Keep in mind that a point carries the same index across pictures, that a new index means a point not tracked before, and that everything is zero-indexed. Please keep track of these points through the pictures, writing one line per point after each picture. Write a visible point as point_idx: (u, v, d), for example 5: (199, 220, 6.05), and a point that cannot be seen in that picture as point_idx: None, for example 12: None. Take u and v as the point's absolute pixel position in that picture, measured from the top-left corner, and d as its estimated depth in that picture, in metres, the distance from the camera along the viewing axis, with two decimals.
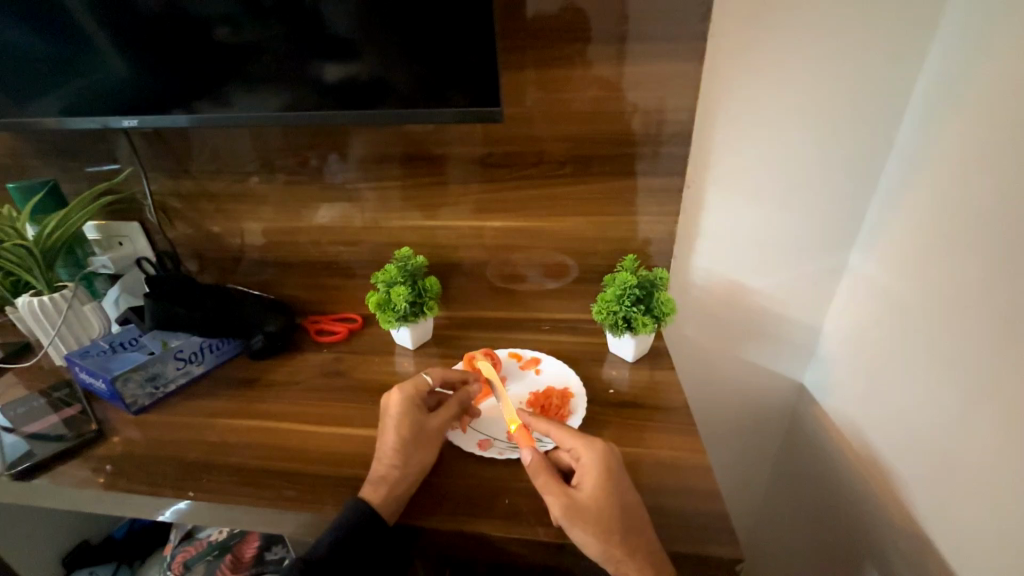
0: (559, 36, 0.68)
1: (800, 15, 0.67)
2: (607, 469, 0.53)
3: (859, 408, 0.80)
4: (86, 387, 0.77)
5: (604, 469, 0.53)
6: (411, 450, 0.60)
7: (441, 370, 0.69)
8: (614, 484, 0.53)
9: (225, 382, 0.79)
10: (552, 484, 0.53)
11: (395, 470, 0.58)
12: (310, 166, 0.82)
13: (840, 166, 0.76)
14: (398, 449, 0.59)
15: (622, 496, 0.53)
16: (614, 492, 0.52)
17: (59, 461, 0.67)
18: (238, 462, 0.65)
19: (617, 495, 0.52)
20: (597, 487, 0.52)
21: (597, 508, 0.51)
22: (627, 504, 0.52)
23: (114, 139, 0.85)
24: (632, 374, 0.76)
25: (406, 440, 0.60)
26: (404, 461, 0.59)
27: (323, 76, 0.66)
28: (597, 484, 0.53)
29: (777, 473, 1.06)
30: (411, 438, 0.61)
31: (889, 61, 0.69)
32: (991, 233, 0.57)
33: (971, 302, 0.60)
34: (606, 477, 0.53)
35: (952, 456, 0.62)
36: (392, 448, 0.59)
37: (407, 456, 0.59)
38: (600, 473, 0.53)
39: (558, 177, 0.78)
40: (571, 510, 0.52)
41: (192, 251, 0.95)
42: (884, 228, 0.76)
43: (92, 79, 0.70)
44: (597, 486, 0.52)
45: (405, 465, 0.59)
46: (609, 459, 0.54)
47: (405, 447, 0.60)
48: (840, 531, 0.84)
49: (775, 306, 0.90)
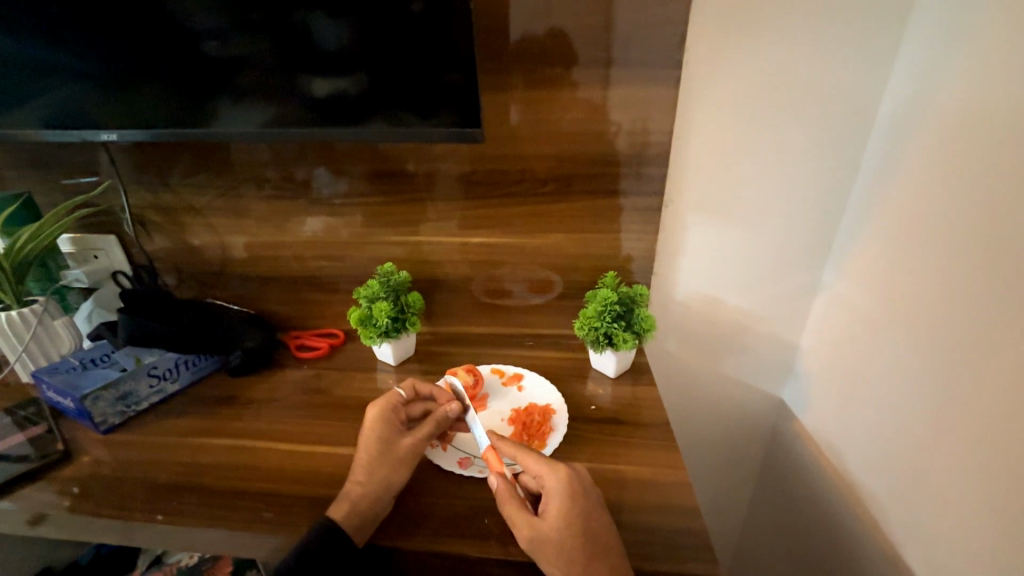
0: (546, 59, 0.70)
1: (776, 42, 0.70)
2: (571, 494, 0.53)
3: (839, 422, 0.80)
4: (54, 406, 0.75)
5: (569, 494, 0.53)
6: (375, 467, 0.59)
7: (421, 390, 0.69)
8: (580, 509, 0.52)
9: (200, 399, 0.78)
10: (518, 512, 0.53)
11: (359, 486, 0.58)
12: (295, 181, 0.82)
13: (814, 185, 0.79)
14: (362, 464, 0.60)
15: (589, 522, 0.52)
16: (579, 518, 0.52)
17: (21, 483, 0.64)
18: (210, 484, 0.63)
19: (583, 521, 0.52)
20: (561, 513, 0.52)
21: (562, 537, 0.51)
22: (593, 531, 0.51)
23: (94, 151, 0.84)
24: (615, 391, 0.77)
25: (372, 456, 0.60)
26: (367, 478, 0.58)
27: (311, 91, 0.66)
28: (562, 509, 0.52)
29: (760, 489, 1.06)
30: (379, 455, 0.60)
31: (857, 85, 0.72)
32: (965, 249, 0.59)
33: (944, 320, 0.61)
34: (571, 503, 0.52)
35: (928, 471, 0.63)
36: (359, 464, 0.60)
37: (370, 473, 0.59)
38: (566, 498, 0.53)
39: (541, 195, 0.79)
40: (538, 539, 0.51)
41: (171, 265, 0.93)
42: (856, 249, 0.78)
43: (73, 91, 0.70)
44: (560, 512, 0.52)
45: (367, 482, 0.58)
46: (573, 483, 0.54)
47: (369, 463, 0.60)
48: (819, 548, 0.85)
49: (753, 322, 0.91)
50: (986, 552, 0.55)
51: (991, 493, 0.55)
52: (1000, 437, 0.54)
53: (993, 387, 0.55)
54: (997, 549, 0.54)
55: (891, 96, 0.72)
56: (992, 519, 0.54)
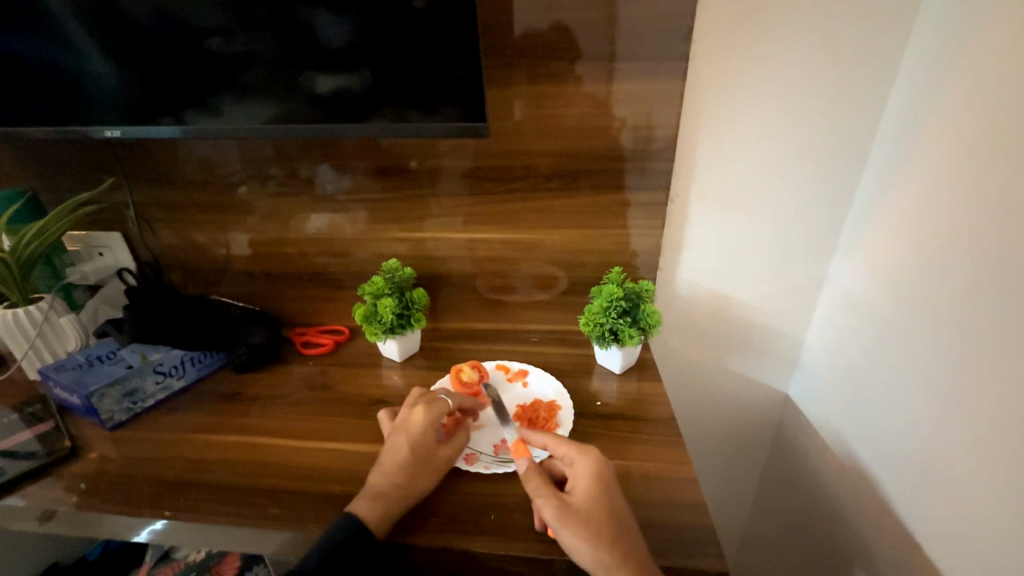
0: (549, 54, 0.69)
1: (782, 34, 0.70)
2: (601, 476, 0.55)
3: (845, 417, 0.80)
4: (61, 402, 0.75)
5: (599, 475, 0.55)
6: (415, 470, 0.59)
7: (461, 395, 0.68)
8: (608, 491, 0.54)
9: (206, 396, 0.78)
10: (544, 487, 0.54)
11: (398, 488, 0.57)
12: (299, 178, 0.82)
13: (820, 178, 0.78)
14: (404, 466, 0.58)
15: (615, 503, 0.53)
16: (608, 498, 0.53)
17: (28, 479, 0.64)
18: (218, 480, 0.63)
19: (610, 501, 0.53)
20: (591, 494, 0.53)
21: (591, 515, 0.52)
22: (620, 512, 0.53)
23: (99, 149, 0.84)
24: (621, 386, 0.76)
25: (415, 458, 0.59)
26: (406, 481, 0.58)
27: (314, 87, 0.66)
28: (591, 490, 0.54)
29: (765, 486, 1.06)
30: (420, 460, 0.60)
31: (865, 77, 0.71)
32: (971, 243, 0.58)
33: (949, 315, 0.61)
34: (598, 482, 0.54)
35: (933, 467, 0.63)
36: (399, 465, 0.59)
37: (410, 476, 0.58)
38: (596, 480, 0.54)
39: (546, 190, 0.79)
40: (563, 512, 0.52)
41: (175, 261, 0.93)
42: (862, 243, 0.78)
43: (77, 88, 0.70)
44: (589, 492, 0.53)
45: (407, 484, 0.57)
46: (601, 466, 0.56)
47: (410, 465, 0.59)
48: (825, 542, 0.85)
49: (760, 317, 0.91)
50: (992, 547, 0.55)
51: (999, 489, 0.54)
52: (1007, 433, 0.53)
53: (998, 382, 0.55)
54: (1002, 545, 0.53)
55: (899, 88, 0.71)
56: (999, 515, 0.54)
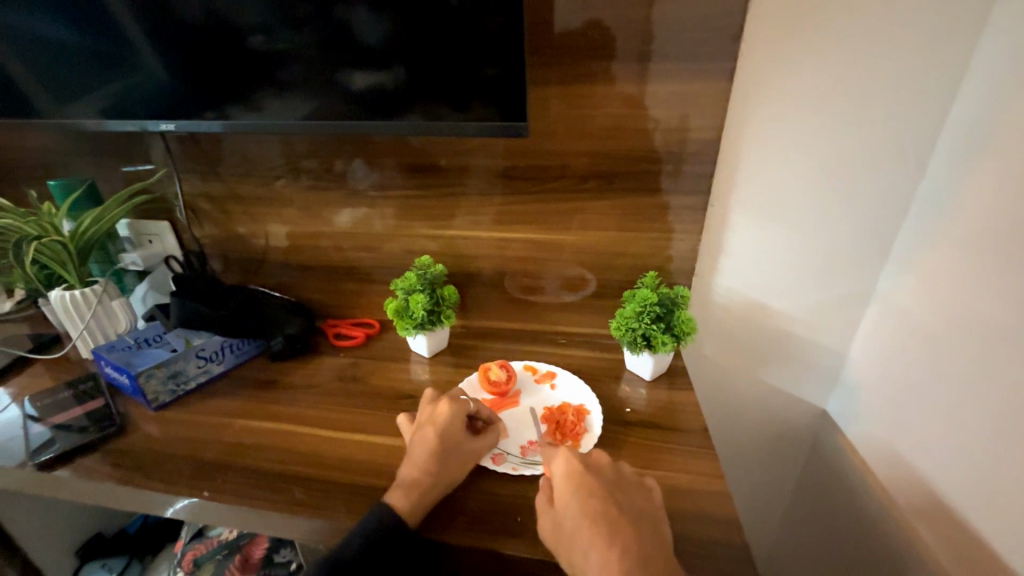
0: (587, 53, 0.68)
1: (832, 34, 0.66)
2: (569, 476, 0.53)
3: (886, 435, 0.77)
4: (111, 381, 0.79)
5: (569, 476, 0.53)
6: (446, 459, 0.59)
7: (481, 401, 0.68)
8: (577, 491, 0.52)
9: (243, 382, 0.80)
10: (540, 506, 0.54)
11: (428, 477, 0.58)
12: (334, 172, 0.84)
13: (871, 185, 0.74)
14: (435, 456, 0.59)
15: (589, 501, 0.51)
16: (579, 500, 0.51)
17: (80, 453, 0.68)
18: (254, 464, 0.65)
19: (582, 501, 0.51)
20: (562, 496, 0.52)
21: (569, 524, 0.51)
22: (592, 510, 0.50)
23: (149, 140, 0.88)
24: (650, 393, 0.75)
25: (442, 447, 0.60)
26: (438, 469, 0.58)
27: (350, 84, 0.67)
28: (561, 494, 0.52)
29: (798, 502, 1.02)
30: (447, 453, 0.60)
31: (923, 81, 0.67)
32: (1020, 258, 0.57)
33: (995, 331, 0.60)
34: (570, 482, 0.53)
35: (987, 493, 0.60)
36: (429, 454, 0.59)
37: (442, 465, 0.59)
38: (565, 483, 0.53)
39: (580, 191, 0.78)
40: (556, 530, 0.51)
41: (217, 251, 0.97)
42: (916, 254, 0.74)
43: (130, 82, 0.73)
44: (561, 499, 0.52)
45: (439, 473, 0.58)
46: (570, 464, 0.54)
47: (441, 454, 0.59)
48: (863, 567, 0.81)
49: (798, 328, 0.87)
50: None
51: None
52: None
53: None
54: None
55: (964, 91, 0.67)
56: None
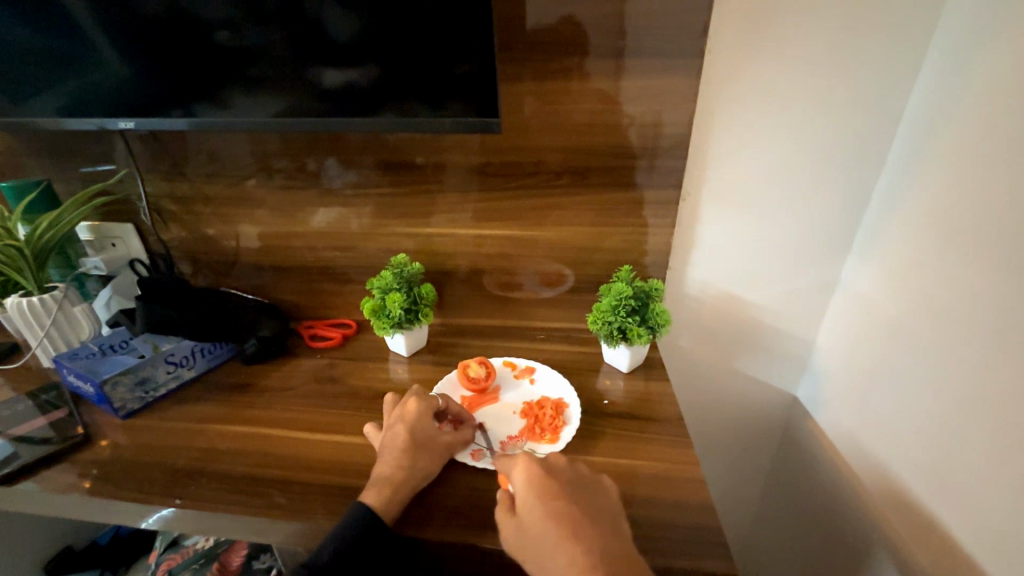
0: (560, 49, 0.69)
1: (797, 33, 0.68)
2: (533, 483, 0.53)
3: (852, 418, 0.80)
4: (74, 390, 0.76)
5: (532, 483, 0.53)
6: (419, 453, 0.60)
7: (450, 397, 0.69)
8: (542, 497, 0.52)
9: (216, 387, 0.79)
10: (503, 514, 0.53)
11: (402, 471, 0.58)
12: (307, 171, 0.82)
13: (834, 178, 0.77)
14: (408, 450, 0.60)
15: (556, 506, 0.51)
16: (546, 506, 0.51)
17: (43, 465, 0.66)
18: (227, 470, 0.64)
19: (549, 508, 0.51)
20: (526, 504, 0.52)
21: (536, 531, 0.50)
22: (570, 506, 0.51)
23: (111, 140, 0.84)
24: (626, 385, 0.76)
25: (415, 442, 0.61)
26: (412, 463, 0.59)
27: (321, 81, 0.66)
28: (526, 502, 0.52)
29: (771, 487, 1.05)
30: (419, 445, 0.61)
31: (881, 79, 0.70)
32: (979, 248, 0.59)
33: (946, 316, 0.63)
34: (533, 489, 0.52)
35: (944, 468, 0.63)
36: (401, 449, 0.60)
37: (415, 459, 0.60)
38: (527, 490, 0.53)
39: (555, 187, 0.78)
40: (521, 538, 0.51)
41: (185, 253, 0.94)
42: (876, 245, 0.77)
43: (87, 79, 0.70)
44: (525, 506, 0.52)
45: (413, 465, 0.59)
46: (534, 470, 0.54)
47: (413, 448, 0.60)
48: (833, 546, 0.84)
49: (768, 318, 0.90)
50: (988, 541, 0.57)
51: (991, 483, 0.57)
52: (999, 428, 0.56)
53: (989, 380, 0.57)
54: (998, 539, 0.55)
55: (919, 89, 0.70)
56: (991, 508, 0.56)
